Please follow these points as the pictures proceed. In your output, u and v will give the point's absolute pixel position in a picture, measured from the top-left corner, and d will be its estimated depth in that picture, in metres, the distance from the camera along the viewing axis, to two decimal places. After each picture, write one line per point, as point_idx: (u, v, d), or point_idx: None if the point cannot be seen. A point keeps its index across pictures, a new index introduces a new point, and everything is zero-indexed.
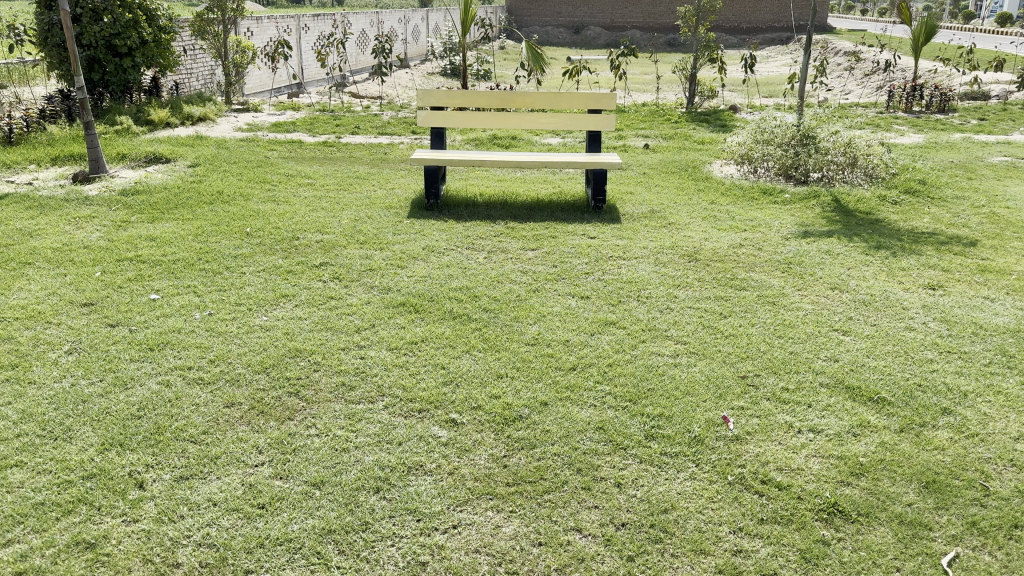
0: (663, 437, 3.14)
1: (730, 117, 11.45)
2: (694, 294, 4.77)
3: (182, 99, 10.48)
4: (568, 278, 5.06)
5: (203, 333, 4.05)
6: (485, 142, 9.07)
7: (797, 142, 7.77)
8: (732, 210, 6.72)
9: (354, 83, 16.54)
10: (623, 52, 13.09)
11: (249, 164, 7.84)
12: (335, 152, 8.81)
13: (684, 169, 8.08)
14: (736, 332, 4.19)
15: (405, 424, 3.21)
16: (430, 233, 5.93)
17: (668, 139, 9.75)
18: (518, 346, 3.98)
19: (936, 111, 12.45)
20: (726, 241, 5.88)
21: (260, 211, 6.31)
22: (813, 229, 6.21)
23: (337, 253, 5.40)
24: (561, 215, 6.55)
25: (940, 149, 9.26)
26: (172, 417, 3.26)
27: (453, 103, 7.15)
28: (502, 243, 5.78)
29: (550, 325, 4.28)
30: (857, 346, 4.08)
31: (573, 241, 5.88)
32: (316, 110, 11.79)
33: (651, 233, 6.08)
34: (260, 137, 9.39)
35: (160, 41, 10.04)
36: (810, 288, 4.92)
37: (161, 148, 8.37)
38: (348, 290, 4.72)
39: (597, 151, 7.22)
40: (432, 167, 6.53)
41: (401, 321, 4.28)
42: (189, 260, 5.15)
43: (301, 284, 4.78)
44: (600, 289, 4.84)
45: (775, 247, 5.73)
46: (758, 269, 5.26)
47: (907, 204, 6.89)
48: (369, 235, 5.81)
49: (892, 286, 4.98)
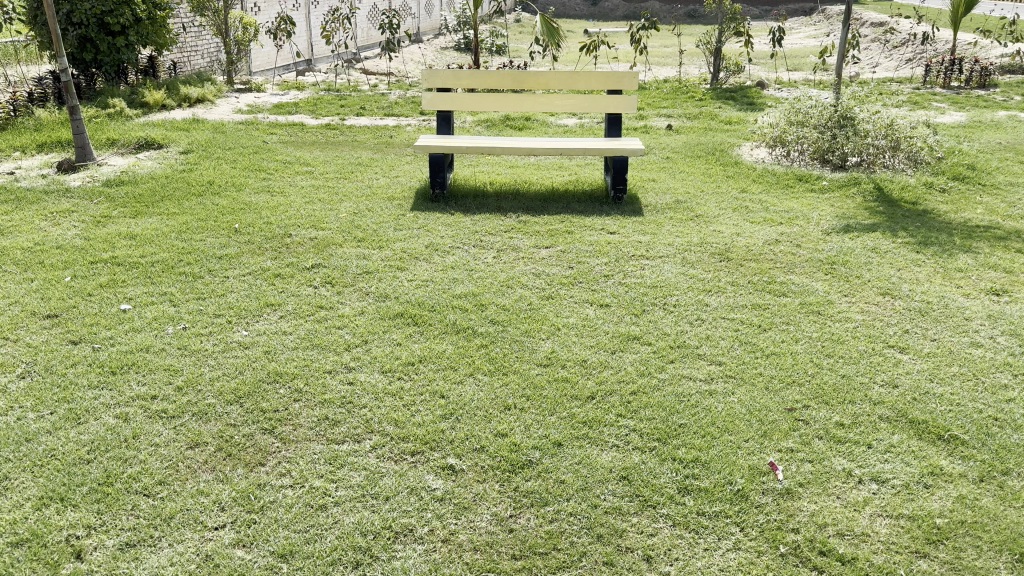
0: (699, 490, 2.66)
1: (758, 94, 10.83)
2: (728, 301, 4.26)
3: (179, 80, 9.99)
4: (586, 282, 4.56)
5: (174, 352, 3.60)
6: (497, 125, 8.56)
7: (834, 124, 7.19)
8: (765, 199, 6.17)
9: (363, 59, 15.98)
10: (643, 25, 12.41)
11: (245, 150, 7.37)
12: (338, 136, 8.32)
13: (710, 153, 7.52)
14: (777, 350, 3.68)
15: (395, 472, 2.74)
16: (435, 229, 5.45)
17: (693, 118, 9.17)
18: (529, 369, 3.50)
19: (976, 86, 11.74)
20: (760, 237, 5.35)
21: (252, 203, 5.85)
22: (856, 222, 5.65)
23: (332, 253, 4.93)
24: (578, 206, 6.04)
25: (985, 129, 8.63)
26: (124, 462, 2.81)
27: (461, 84, 6.60)
28: (514, 240, 5.29)
29: (565, 340, 3.79)
30: (918, 368, 3.57)
31: (590, 236, 5.37)
32: (321, 90, 11.28)
33: (677, 228, 5.55)
34: (261, 119, 8.90)
35: (154, 18, 9.52)
36: (858, 293, 4.39)
37: (155, 132, 7.90)
38: (341, 298, 4.25)
39: (618, 135, 6.67)
40: (438, 154, 6.03)
41: (397, 335, 3.81)
42: (169, 262, 4.69)
43: (289, 291, 4.31)
44: (622, 296, 4.34)
45: (815, 244, 5.21)
46: (799, 270, 4.74)
47: (956, 192, 6.31)
48: (368, 232, 5.35)
49: (950, 290, 4.44)
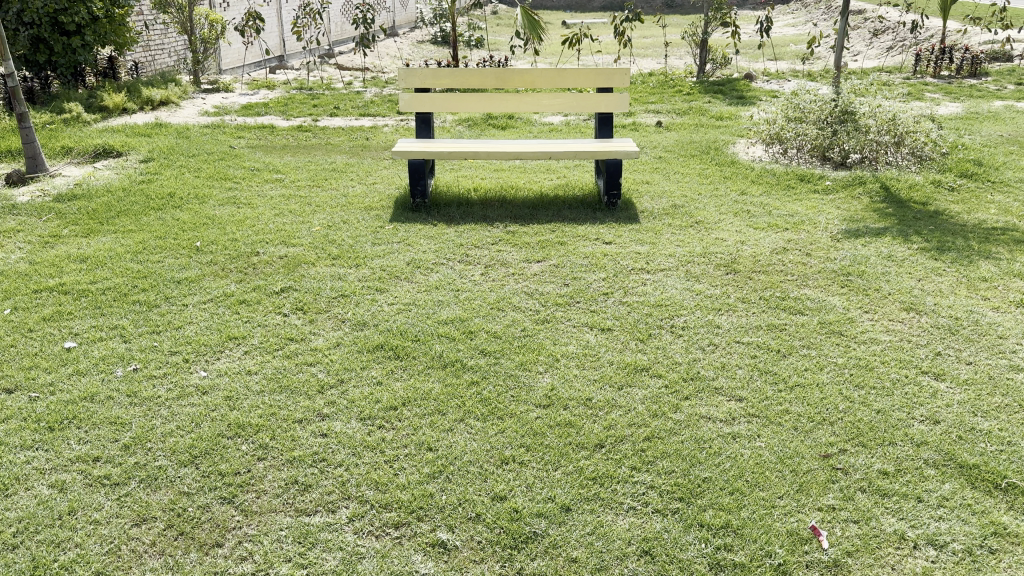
0: (734, 567, 2.28)
1: (746, 87, 10.49)
2: (740, 321, 3.89)
3: (142, 81, 9.48)
4: (583, 302, 4.17)
5: (122, 401, 3.18)
6: (480, 126, 8.15)
7: (834, 119, 6.85)
8: (766, 202, 5.82)
9: (337, 55, 15.47)
10: (626, 17, 12.02)
11: (210, 157, 6.91)
12: (311, 139, 7.87)
13: (704, 152, 7.15)
14: (802, 381, 3.31)
15: (377, 553, 2.34)
16: (416, 243, 5.05)
17: (682, 114, 8.81)
18: (527, 411, 3.09)
19: (967, 75, 11.47)
20: (766, 244, 4.98)
21: (216, 216, 5.40)
22: (865, 225, 5.30)
23: (303, 273, 4.51)
24: (569, 213, 5.65)
25: (984, 121, 8.33)
26: (57, 547, 2.40)
27: (440, 84, 6.16)
28: (501, 255, 4.89)
29: (565, 373, 3.40)
30: (958, 399, 3.20)
31: (584, 248, 4.99)
32: (293, 88, 10.79)
33: (677, 236, 5.17)
34: (228, 122, 8.42)
35: (112, 17, 9.00)
36: (880, 309, 4.03)
37: (114, 138, 7.41)
38: (314, 327, 3.83)
39: (608, 136, 6.28)
40: (418, 161, 5.60)
41: (378, 372, 3.39)
42: (122, 289, 4.25)
43: (255, 320, 3.89)
44: (624, 318, 3.96)
45: (826, 252, 4.84)
46: (812, 283, 4.37)
47: (966, 190, 5.97)
48: (344, 248, 4.93)
49: (978, 303, 4.09)
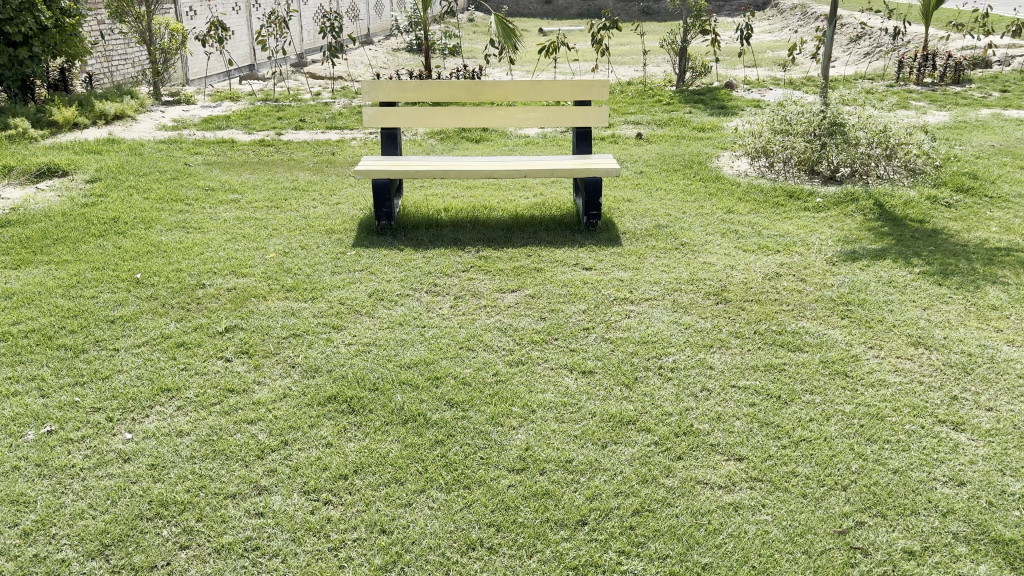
0: None
1: (728, 96, 10.20)
2: (735, 360, 3.52)
3: (95, 94, 8.99)
4: (562, 339, 3.79)
5: (29, 474, 2.76)
6: (452, 141, 7.78)
7: (823, 131, 6.53)
8: (755, 221, 5.47)
9: (306, 64, 15.02)
10: (603, 25, 11.70)
11: (162, 175, 6.47)
12: (273, 154, 7.44)
13: (687, 166, 6.80)
14: (808, 435, 2.94)
15: None
16: (380, 271, 4.66)
17: (663, 125, 8.48)
18: (498, 477, 2.70)
19: (951, 83, 11.25)
20: (757, 269, 4.62)
21: (162, 244, 4.98)
22: (861, 247, 4.97)
23: (252, 308, 4.10)
24: (545, 235, 5.28)
25: (973, 130, 8.07)
26: None
27: (406, 98, 5.76)
28: (472, 284, 4.50)
29: (542, 427, 3.01)
30: (983, 454, 2.85)
31: (562, 275, 4.61)
32: (257, 100, 10.35)
33: (661, 260, 4.81)
34: (186, 137, 7.97)
35: (63, 26, 8.50)
36: (885, 345, 3.69)
37: (60, 156, 6.93)
38: (259, 376, 3.42)
39: (587, 151, 5.91)
40: (382, 180, 5.20)
41: (329, 430, 2.99)
42: (48, 330, 3.82)
43: (193, 368, 3.48)
44: (607, 358, 3.57)
45: (822, 277, 4.49)
46: (810, 313, 4.02)
47: (963, 206, 5.66)
48: (299, 278, 4.52)
49: (992, 336, 3.75)
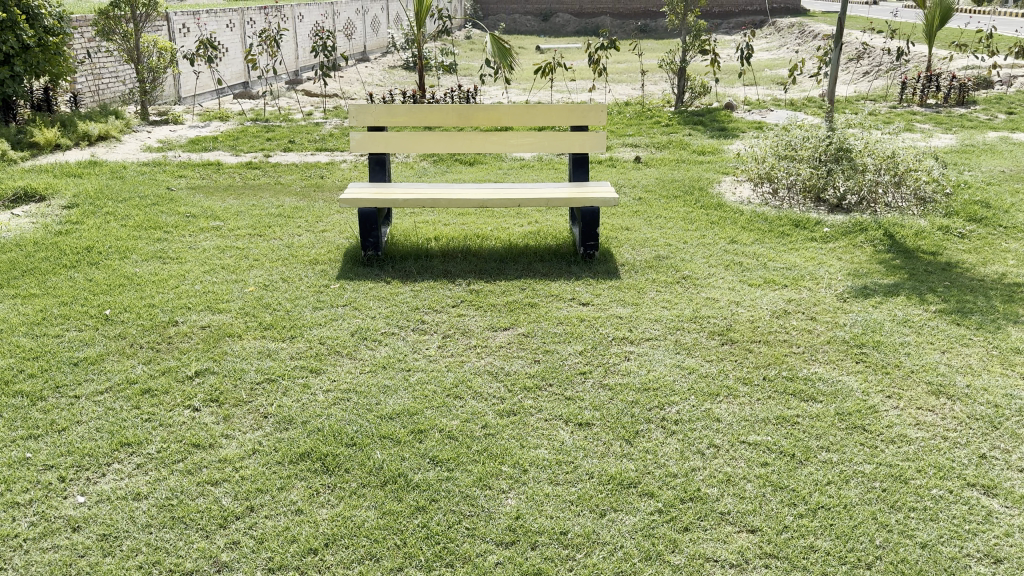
0: None
1: (728, 117, 10.00)
2: (744, 410, 3.27)
3: (79, 114, 8.75)
4: (557, 384, 3.51)
5: None
6: (445, 166, 7.55)
7: (829, 157, 6.30)
8: (761, 252, 5.23)
9: (300, 82, 14.82)
10: (601, 44, 11.52)
11: (143, 200, 6.22)
12: (259, 178, 7.19)
13: (687, 192, 6.56)
14: (826, 502, 2.68)
15: None
16: (365, 306, 4.40)
17: (662, 148, 8.27)
18: (485, 553, 2.44)
19: (955, 105, 11.08)
20: (764, 306, 4.36)
21: (136, 276, 4.72)
22: (873, 282, 4.73)
23: (225, 348, 3.85)
24: (539, 266, 5.03)
25: (981, 155, 7.87)
26: None
27: (396, 122, 5.53)
28: (462, 321, 4.24)
29: (534, 489, 2.74)
30: (1020, 525, 2.59)
31: (558, 311, 4.35)
32: (247, 120, 10.13)
33: (663, 295, 4.55)
34: (171, 159, 7.73)
35: (46, 45, 8.29)
36: (905, 394, 3.44)
37: (38, 179, 6.68)
38: (227, 428, 3.16)
39: (584, 178, 5.67)
40: (369, 209, 4.95)
41: (301, 494, 2.72)
42: (4, 374, 3.54)
43: (157, 419, 3.22)
44: (605, 407, 3.31)
45: (833, 315, 4.25)
46: (822, 357, 3.77)
47: (977, 237, 5.44)
48: (279, 314, 4.27)
49: (1020, 384, 3.50)
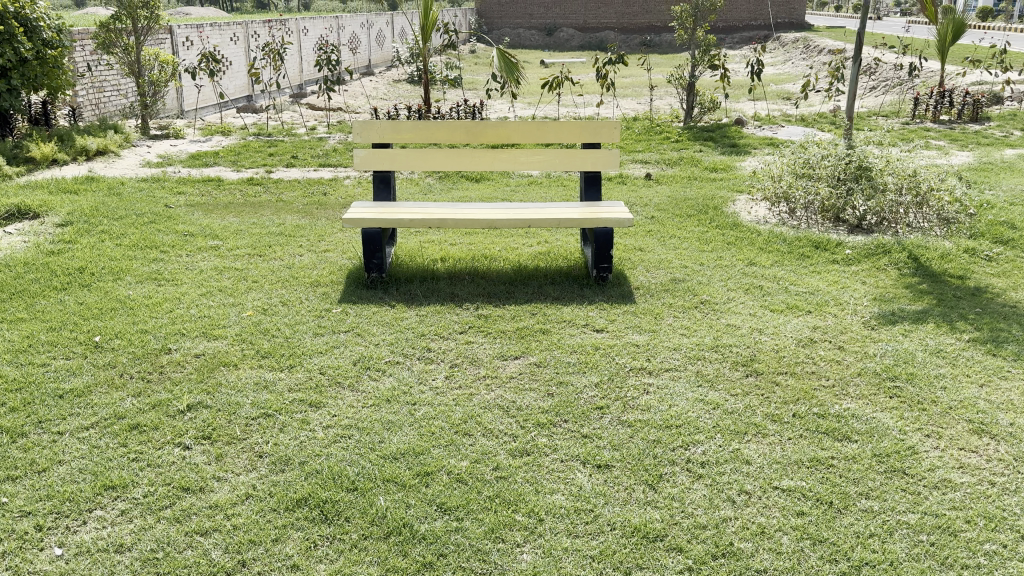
0: None
1: (738, 133, 9.82)
2: (774, 451, 3.05)
3: (78, 128, 8.59)
4: (572, 420, 3.28)
5: None
6: (450, 182, 7.36)
7: (849, 176, 6.09)
8: (781, 275, 5.02)
9: (303, 95, 14.67)
10: (609, 59, 11.36)
11: (140, 219, 6.02)
12: (260, 195, 6.99)
13: (702, 211, 6.35)
14: (869, 560, 2.47)
15: None
16: (368, 333, 4.19)
17: (673, 165, 8.08)
18: None
19: (970, 121, 10.89)
20: (789, 334, 4.14)
21: (129, 300, 4.52)
22: (900, 307, 4.51)
23: (221, 379, 3.63)
24: (551, 290, 4.82)
25: (1001, 172, 7.67)
26: None
27: (401, 139, 5.33)
28: (470, 349, 4.02)
29: (551, 543, 2.53)
30: None
31: (572, 339, 4.13)
32: (250, 134, 9.96)
33: (681, 321, 4.33)
34: (170, 174, 7.54)
35: (44, 58, 8.13)
36: (945, 432, 3.22)
37: (34, 196, 6.48)
38: (220, 469, 2.95)
39: (596, 197, 5.47)
40: (373, 230, 4.74)
41: (298, 548, 2.51)
42: None
43: (146, 459, 3.00)
44: (625, 445, 3.08)
45: (862, 344, 4.03)
46: (854, 390, 3.56)
47: (1005, 260, 5.23)
48: (277, 341, 4.05)
49: None
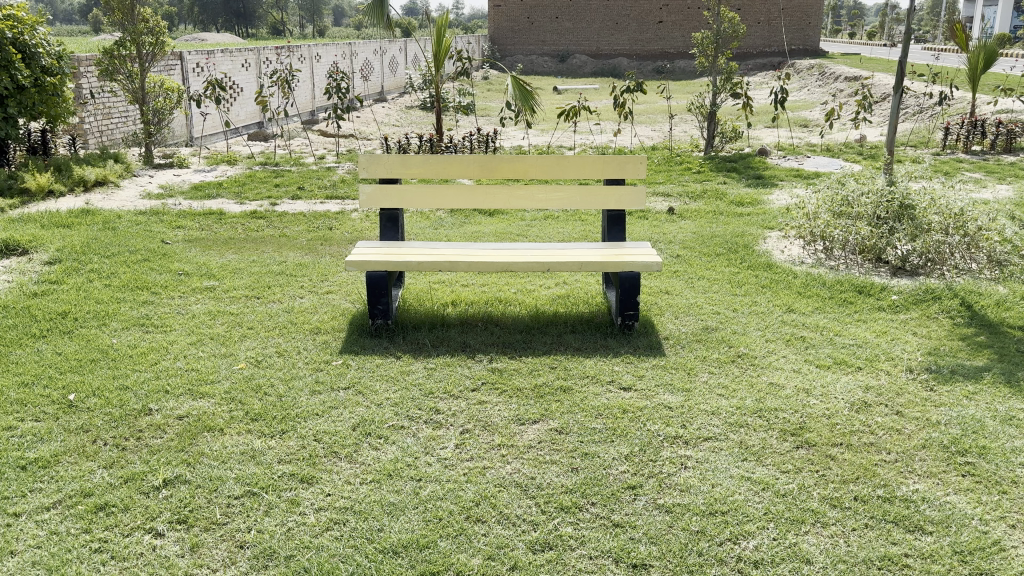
0: None
1: (763, 164, 9.43)
2: (837, 549, 2.61)
3: (78, 157, 8.30)
4: (601, 504, 2.85)
5: None
6: (462, 218, 6.99)
7: (891, 214, 5.67)
8: (823, 323, 4.60)
9: (313, 122, 14.44)
10: (627, 87, 11.02)
11: (134, 256, 5.67)
12: (262, 229, 6.64)
13: (731, 249, 5.95)
14: None
15: None
16: (371, 390, 3.78)
17: (696, 198, 7.70)
18: None
19: (1004, 152, 10.47)
20: (839, 396, 3.71)
21: (112, 349, 4.14)
22: (962, 363, 4.08)
23: (203, 447, 3.23)
24: (572, 339, 4.41)
25: None
26: None
27: (411, 174, 4.95)
28: (484, 410, 3.60)
29: None
30: None
31: (596, 399, 3.71)
32: (256, 163, 9.65)
33: (718, 379, 3.91)
34: (171, 207, 7.22)
35: (43, 86, 7.85)
36: None
37: (26, 230, 6.15)
38: (194, 563, 2.54)
39: (620, 237, 5.05)
40: (379, 273, 4.35)
41: None
42: None
43: (111, 550, 2.60)
44: (664, 537, 2.66)
45: (925, 410, 3.58)
46: (922, 468, 3.11)
47: None
48: (269, 400, 3.65)
49: None
